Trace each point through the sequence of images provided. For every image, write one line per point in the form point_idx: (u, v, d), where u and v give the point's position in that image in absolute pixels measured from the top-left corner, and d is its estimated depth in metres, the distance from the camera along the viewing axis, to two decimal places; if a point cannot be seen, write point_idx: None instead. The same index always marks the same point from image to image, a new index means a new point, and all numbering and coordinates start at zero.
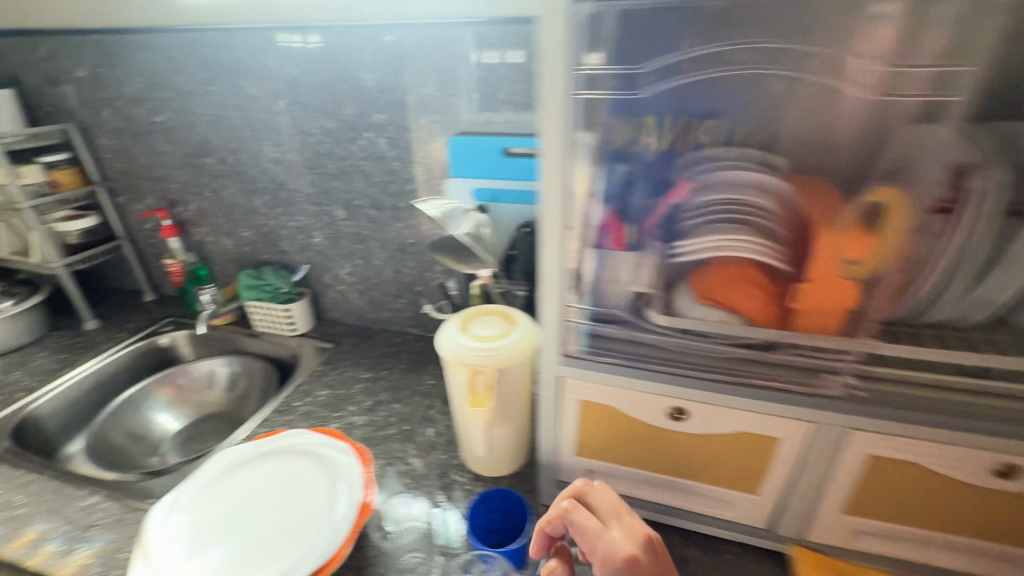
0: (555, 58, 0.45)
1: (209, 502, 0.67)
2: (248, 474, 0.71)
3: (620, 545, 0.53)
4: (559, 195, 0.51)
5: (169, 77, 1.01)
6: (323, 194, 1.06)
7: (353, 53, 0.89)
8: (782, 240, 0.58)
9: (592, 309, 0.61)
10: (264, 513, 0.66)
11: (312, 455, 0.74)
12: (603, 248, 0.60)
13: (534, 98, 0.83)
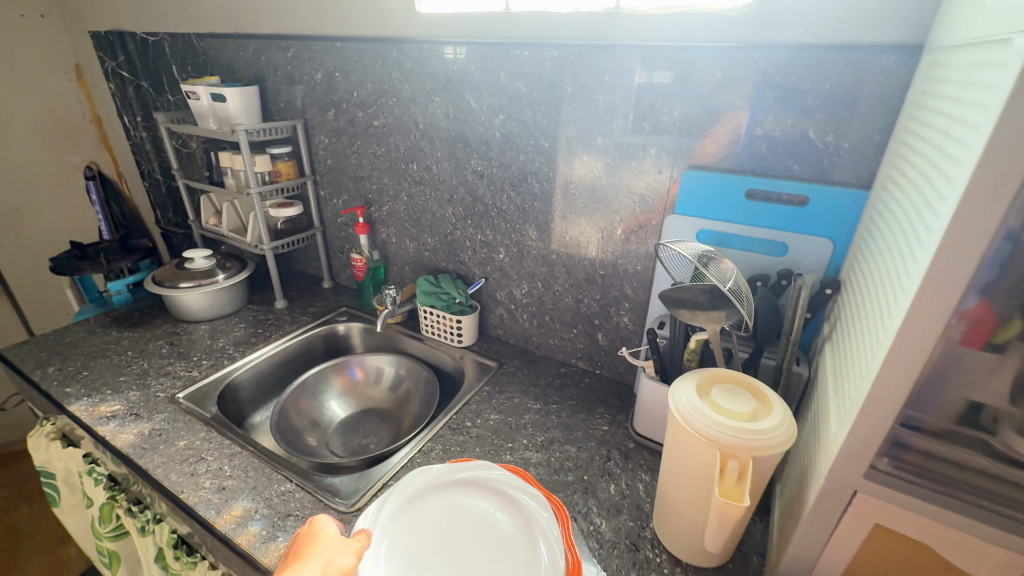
0: None
1: (408, 526, 0.67)
2: (444, 502, 0.70)
3: None
4: (959, 283, 0.38)
5: (398, 85, 1.07)
6: (519, 213, 1.04)
7: (586, 72, 0.85)
8: None
9: (904, 415, 0.45)
10: (459, 556, 0.64)
11: (506, 499, 0.70)
12: (961, 346, 0.42)
13: (803, 136, 0.72)
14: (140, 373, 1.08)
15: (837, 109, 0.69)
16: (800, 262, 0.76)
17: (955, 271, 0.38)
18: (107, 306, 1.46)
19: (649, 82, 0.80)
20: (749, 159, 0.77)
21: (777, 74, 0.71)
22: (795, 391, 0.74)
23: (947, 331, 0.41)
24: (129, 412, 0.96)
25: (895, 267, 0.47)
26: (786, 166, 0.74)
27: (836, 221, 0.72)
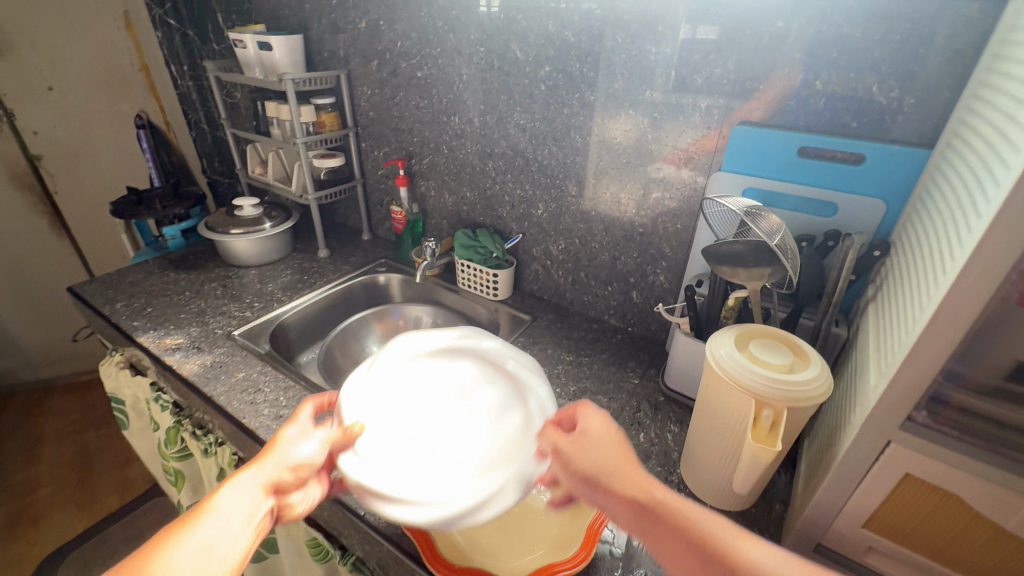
0: None
1: (399, 394, 0.69)
2: (440, 371, 0.73)
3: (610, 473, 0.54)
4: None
5: (443, 35, 1.06)
6: (561, 168, 1.04)
7: (637, 21, 0.83)
8: None
9: (948, 367, 0.46)
10: (457, 414, 0.68)
11: (476, 353, 0.73)
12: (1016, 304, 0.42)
13: (864, 92, 0.69)
14: (199, 311, 1.15)
15: (904, 62, 0.66)
16: (850, 222, 0.75)
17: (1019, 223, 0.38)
18: (162, 249, 1.54)
19: (694, 36, 0.79)
20: (803, 115, 0.75)
21: (843, 23, 0.68)
22: (832, 352, 0.74)
23: (1004, 290, 0.41)
24: (191, 344, 1.04)
25: (956, 223, 0.47)
26: (844, 123, 0.72)
27: (893, 182, 0.70)
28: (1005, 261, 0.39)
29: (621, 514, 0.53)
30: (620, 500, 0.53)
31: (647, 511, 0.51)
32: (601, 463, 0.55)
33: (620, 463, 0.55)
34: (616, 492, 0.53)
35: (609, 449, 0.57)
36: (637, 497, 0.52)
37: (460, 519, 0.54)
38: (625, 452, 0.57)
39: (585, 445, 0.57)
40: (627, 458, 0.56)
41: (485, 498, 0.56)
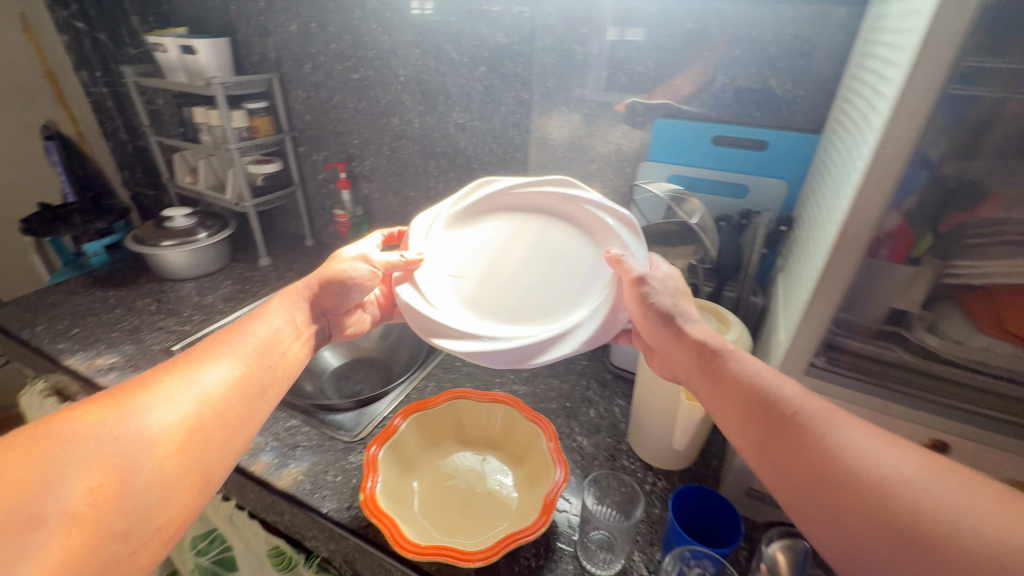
0: (945, 51, 0.40)
1: (472, 252, 0.75)
2: (512, 224, 0.77)
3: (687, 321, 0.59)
4: (881, 203, 0.46)
5: (377, 37, 1.07)
6: (502, 164, 1.07)
7: (563, 22, 0.88)
8: None
9: (840, 317, 0.55)
10: (536, 259, 0.73)
11: (546, 205, 0.77)
12: (876, 259, 0.52)
13: (765, 86, 0.78)
14: (133, 329, 1.10)
15: (794, 58, 0.75)
16: (760, 202, 0.85)
17: (875, 191, 0.46)
18: (83, 268, 1.44)
19: (616, 37, 0.85)
20: (715, 107, 0.83)
21: (742, 25, 0.76)
22: (750, 318, 0.83)
23: (868, 250, 0.50)
24: (127, 364, 0.98)
25: (833, 197, 0.56)
26: (749, 114, 0.81)
27: (792, 164, 0.80)
28: (869, 227, 0.48)
29: (677, 355, 0.57)
30: (682, 345, 0.57)
31: (705, 360, 0.53)
32: (664, 305, 0.60)
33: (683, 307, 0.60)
34: (686, 337, 0.57)
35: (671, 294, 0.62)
36: (702, 340, 0.56)
37: (528, 353, 0.60)
38: (682, 308, 0.61)
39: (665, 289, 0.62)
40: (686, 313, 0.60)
41: (564, 332, 0.61)
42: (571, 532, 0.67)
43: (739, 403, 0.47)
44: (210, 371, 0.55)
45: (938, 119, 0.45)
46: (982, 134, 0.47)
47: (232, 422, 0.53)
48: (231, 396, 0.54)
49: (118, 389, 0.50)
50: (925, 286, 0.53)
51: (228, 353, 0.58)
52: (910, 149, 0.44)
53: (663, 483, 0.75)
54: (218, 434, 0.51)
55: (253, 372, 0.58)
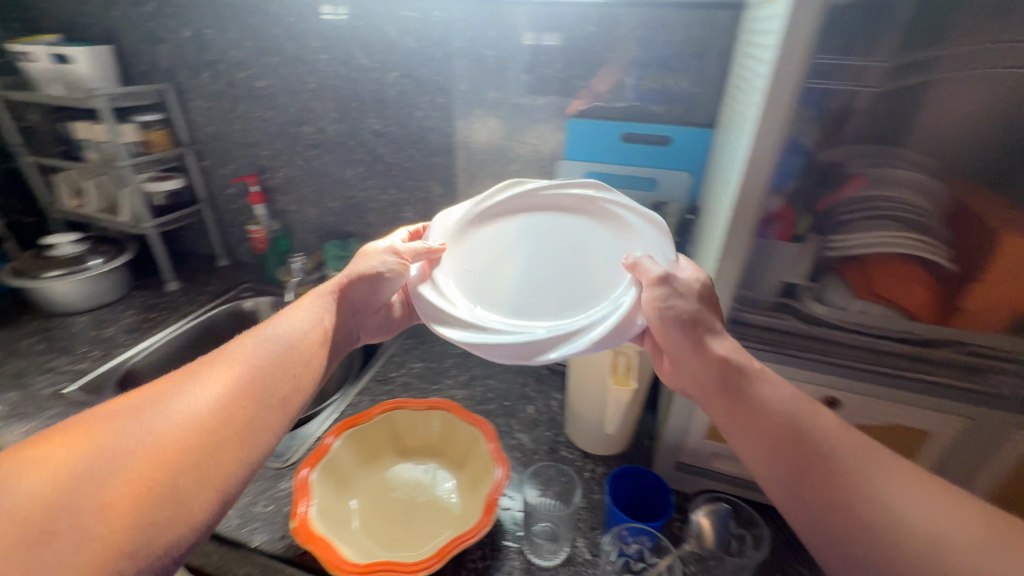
0: (797, 51, 0.48)
1: (491, 251, 0.71)
2: (533, 224, 0.72)
3: (718, 346, 0.56)
4: (761, 184, 0.54)
5: (281, 42, 1.02)
6: (422, 169, 1.06)
7: (471, 27, 0.89)
8: (946, 239, 0.55)
9: (739, 292, 0.62)
10: (559, 259, 0.69)
11: (574, 204, 0.72)
12: (766, 238, 0.59)
13: (663, 86, 0.83)
14: (16, 373, 0.97)
15: (686, 59, 0.81)
16: (668, 194, 0.90)
17: (755, 174, 0.54)
18: None
19: (523, 41, 0.88)
20: (619, 106, 0.87)
21: (636, 29, 0.81)
22: None
23: (758, 228, 0.58)
24: (9, 413, 0.87)
25: (723, 180, 0.64)
26: (651, 111, 0.86)
27: (693, 157, 0.86)
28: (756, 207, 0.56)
29: (702, 369, 0.56)
30: (704, 358, 0.56)
31: (729, 382, 0.54)
32: (697, 317, 0.57)
33: (709, 322, 0.57)
34: (711, 354, 0.55)
35: (706, 303, 0.59)
36: (727, 357, 0.55)
37: (529, 350, 0.55)
38: (710, 317, 0.58)
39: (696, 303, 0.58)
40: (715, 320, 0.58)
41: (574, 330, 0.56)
42: (517, 528, 0.68)
43: (763, 436, 0.51)
44: (213, 383, 0.51)
45: (804, 108, 0.52)
46: (837, 121, 0.53)
47: (233, 435, 0.48)
48: (232, 407, 0.50)
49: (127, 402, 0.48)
50: (810, 260, 0.59)
51: (237, 362, 0.54)
52: (775, 139, 0.52)
53: (602, 468, 0.77)
54: (212, 445, 0.46)
55: (265, 383, 0.54)
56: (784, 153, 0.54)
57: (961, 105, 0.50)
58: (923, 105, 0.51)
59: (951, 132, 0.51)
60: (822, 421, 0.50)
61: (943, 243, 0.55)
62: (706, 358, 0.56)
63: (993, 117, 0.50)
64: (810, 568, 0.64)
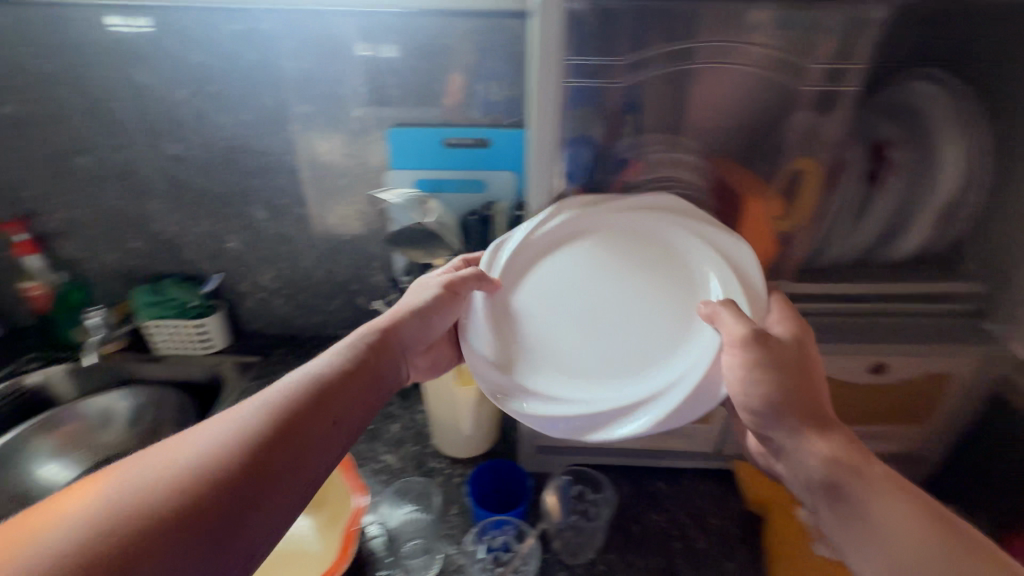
0: (550, 51, 0.53)
1: (558, 288, 0.62)
2: (598, 249, 0.63)
3: (821, 448, 0.49)
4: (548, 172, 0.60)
5: (30, 61, 0.86)
6: (239, 193, 0.96)
7: (267, 38, 0.83)
8: (713, 208, 0.67)
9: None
10: (630, 294, 0.61)
11: (644, 222, 0.63)
12: None
13: (475, 91, 0.85)
14: None
15: (490, 64, 0.84)
16: (498, 194, 0.92)
17: (543, 163, 0.60)
18: None
19: (325, 51, 0.84)
20: (436, 112, 0.88)
21: (436, 36, 0.82)
22: None
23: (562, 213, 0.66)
24: None
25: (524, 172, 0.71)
26: (467, 115, 0.88)
27: (515, 155, 0.89)
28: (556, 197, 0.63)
29: (805, 468, 0.49)
30: (810, 458, 0.49)
31: (834, 496, 0.46)
32: (791, 363, 0.52)
33: (807, 415, 0.51)
34: (819, 457, 0.48)
35: (793, 351, 0.53)
36: (831, 458, 0.48)
37: (588, 426, 0.56)
38: (808, 382, 0.52)
39: (790, 399, 0.51)
40: (810, 401, 0.51)
41: (634, 404, 0.56)
42: (386, 554, 0.65)
43: (879, 556, 0.43)
44: (223, 435, 0.42)
45: (569, 99, 0.59)
46: (618, 121, 0.62)
47: (241, 513, 0.39)
48: (242, 471, 0.40)
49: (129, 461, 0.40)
50: None
51: (261, 406, 0.45)
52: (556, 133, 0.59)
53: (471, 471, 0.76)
54: (211, 527, 0.37)
55: (291, 439, 0.44)
56: (568, 148, 0.62)
57: (715, 94, 0.60)
58: (690, 96, 0.61)
59: (709, 116, 0.62)
60: (961, 554, 0.41)
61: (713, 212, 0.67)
62: (810, 456, 0.49)
63: (736, 104, 0.61)
64: (657, 510, 0.73)
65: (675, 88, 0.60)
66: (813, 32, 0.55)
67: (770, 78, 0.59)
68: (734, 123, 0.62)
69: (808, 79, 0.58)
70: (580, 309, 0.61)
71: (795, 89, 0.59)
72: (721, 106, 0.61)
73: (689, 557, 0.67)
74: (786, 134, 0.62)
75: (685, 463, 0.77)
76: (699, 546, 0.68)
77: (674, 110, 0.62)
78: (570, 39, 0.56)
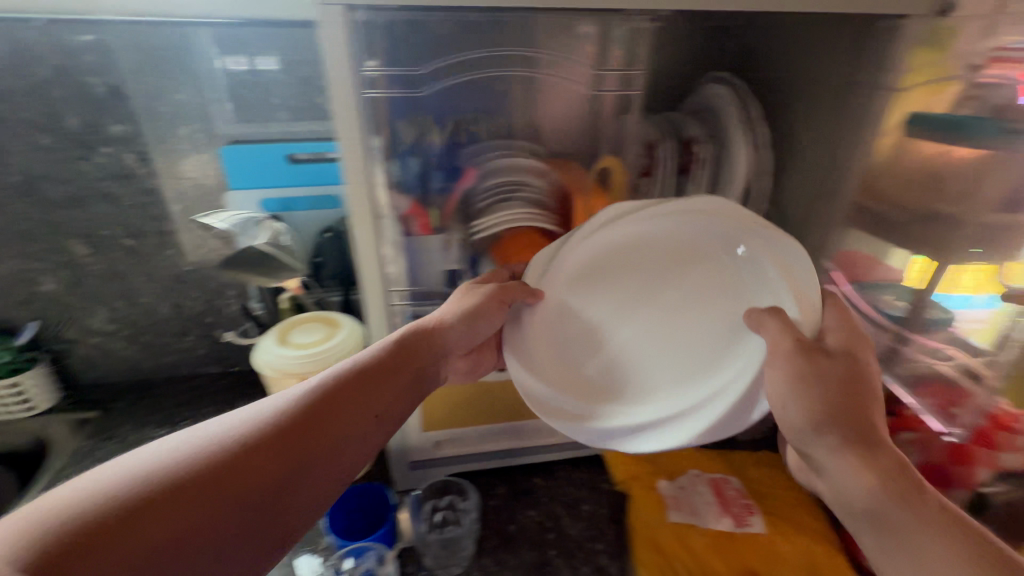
0: (338, 61, 0.48)
1: (599, 297, 0.63)
2: (643, 256, 0.62)
3: (860, 477, 0.46)
4: (364, 188, 0.55)
5: None
6: (49, 228, 0.83)
7: (60, 51, 0.73)
8: (553, 209, 0.71)
9: (412, 288, 0.67)
10: (665, 305, 0.64)
11: (698, 230, 0.60)
12: (411, 236, 0.65)
13: (316, 104, 0.82)
14: None
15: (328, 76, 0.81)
16: None
17: (357, 180, 0.54)
18: None
19: (136, 65, 0.75)
20: (276, 127, 0.83)
21: (265, 50, 0.78)
22: None
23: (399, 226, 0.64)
24: None
25: None
26: (310, 129, 0.84)
27: None
28: (387, 206, 0.61)
29: (847, 493, 0.47)
30: (857, 483, 0.46)
31: (878, 525, 0.45)
32: (852, 370, 0.50)
33: (862, 435, 0.48)
34: (870, 482, 0.46)
35: (856, 356, 0.51)
36: (876, 486, 0.45)
37: (624, 439, 0.58)
38: (870, 393, 0.50)
39: (852, 420, 0.48)
40: (872, 421, 0.49)
41: (670, 418, 0.59)
42: None
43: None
44: (273, 418, 0.45)
45: (369, 112, 0.55)
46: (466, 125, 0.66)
47: (270, 505, 0.42)
48: (271, 463, 0.43)
49: (173, 443, 0.41)
50: (460, 246, 0.69)
51: (292, 402, 0.47)
52: (381, 141, 0.58)
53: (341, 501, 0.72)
54: (247, 515, 0.40)
55: (325, 439, 0.47)
56: (398, 158, 0.62)
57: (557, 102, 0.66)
58: (541, 104, 0.66)
59: (551, 120, 0.68)
60: None
61: (553, 213, 0.71)
62: (853, 477, 0.46)
63: (569, 112, 0.67)
64: (531, 507, 0.74)
65: (514, 93, 0.65)
66: (606, 46, 0.60)
67: (577, 90, 0.63)
68: (575, 126, 0.68)
69: (608, 85, 0.63)
70: (623, 321, 0.64)
71: (602, 96, 0.64)
72: (561, 115, 0.67)
73: (563, 548, 0.69)
74: (603, 139, 0.68)
75: (553, 455, 0.80)
76: (571, 533, 0.71)
77: (528, 113, 0.67)
78: (370, 49, 0.53)
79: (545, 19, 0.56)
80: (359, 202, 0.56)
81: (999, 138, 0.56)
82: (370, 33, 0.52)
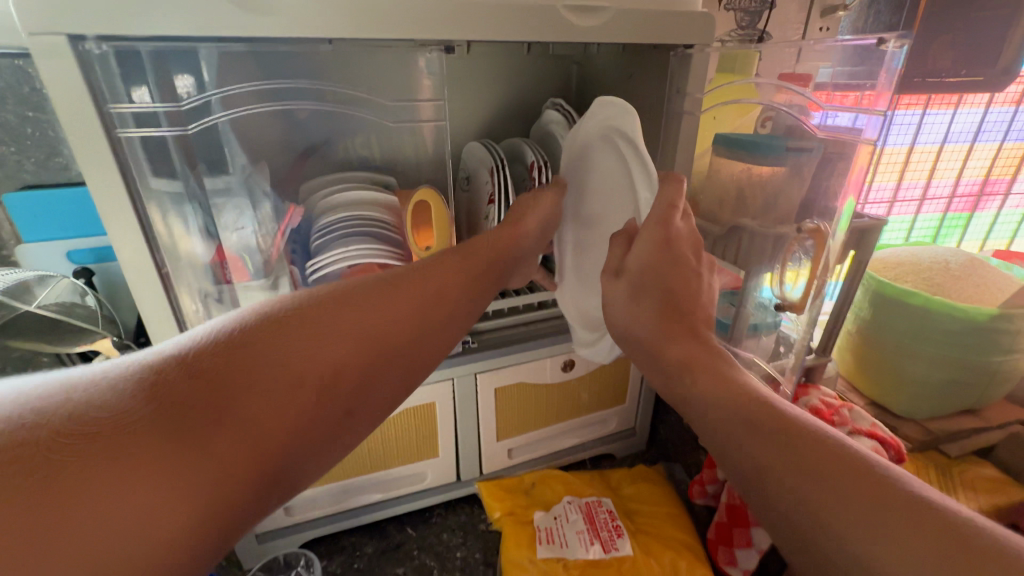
0: (68, 94, 0.42)
1: (582, 222, 0.66)
2: (591, 174, 0.61)
3: (671, 355, 0.41)
4: (134, 236, 0.49)
5: None
6: None
7: None
8: (401, 243, 0.66)
9: None
10: (615, 218, 0.60)
11: (603, 139, 0.57)
12: (230, 284, 0.59)
13: None
14: None
15: None
16: None
17: (121, 228, 0.48)
18: None
19: None
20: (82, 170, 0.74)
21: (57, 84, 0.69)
22: None
23: (214, 275, 0.58)
24: None
25: None
26: None
27: None
28: (193, 254, 0.56)
29: (668, 369, 0.41)
30: (670, 359, 0.41)
31: (697, 387, 0.38)
32: (665, 286, 0.45)
33: (674, 331, 0.43)
34: (674, 355, 0.41)
35: (660, 268, 0.46)
36: (684, 361, 0.40)
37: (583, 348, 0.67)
38: (699, 307, 0.45)
39: (668, 321, 0.43)
40: (696, 321, 0.43)
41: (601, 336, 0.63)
42: None
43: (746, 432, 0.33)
44: (380, 288, 0.42)
45: (142, 152, 0.49)
46: (323, 150, 0.65)
47: (393, 360, 0.40)
48: (390, 320, 0.41)
49: (300, 299, 0.39)
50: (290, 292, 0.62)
51: (386, 278, 0.44)
52: (185, 182, 0.53)
53: None
54: (370, 367, 0.38)
55: (427, 297, 0.44)
56: (226, 203, 0.57)
57: (394, 135, 0.64)
58: (374, 134, 0.64)
59: (386, 150, 0.66)
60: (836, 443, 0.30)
61: (400, 247, 0.66)
62: (662, 363, 0.41)
63: (399, 144, 0.65)
64: (399, 564, 0.69)
65: (374, 128, 0.63)
66: (414, 76, 0.59)
67: (395, 122, 0.62)
68: (411, 156, 0.66)
69: (423, 113, 0.61)
70: (597, 241, 0.64)
71: (418, 125, 0.62)
72: (397, 147, 0.65)
73: None
74: (432, 169, 0.66)
75: (425, 502, 0.75)
76: None
77: (374, 144, 0.65)
78: (132, 81, 0.47)
79: (348, 49, 0.54)
80: (128, 252, 0.50)
81: (786, 155, 0.58)
82: (127, 62, 0.46)
